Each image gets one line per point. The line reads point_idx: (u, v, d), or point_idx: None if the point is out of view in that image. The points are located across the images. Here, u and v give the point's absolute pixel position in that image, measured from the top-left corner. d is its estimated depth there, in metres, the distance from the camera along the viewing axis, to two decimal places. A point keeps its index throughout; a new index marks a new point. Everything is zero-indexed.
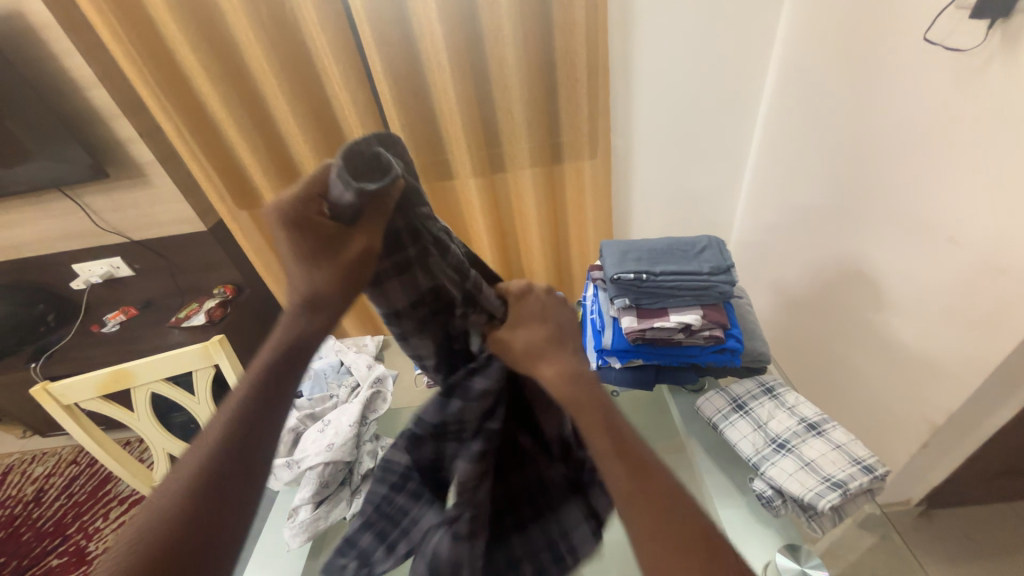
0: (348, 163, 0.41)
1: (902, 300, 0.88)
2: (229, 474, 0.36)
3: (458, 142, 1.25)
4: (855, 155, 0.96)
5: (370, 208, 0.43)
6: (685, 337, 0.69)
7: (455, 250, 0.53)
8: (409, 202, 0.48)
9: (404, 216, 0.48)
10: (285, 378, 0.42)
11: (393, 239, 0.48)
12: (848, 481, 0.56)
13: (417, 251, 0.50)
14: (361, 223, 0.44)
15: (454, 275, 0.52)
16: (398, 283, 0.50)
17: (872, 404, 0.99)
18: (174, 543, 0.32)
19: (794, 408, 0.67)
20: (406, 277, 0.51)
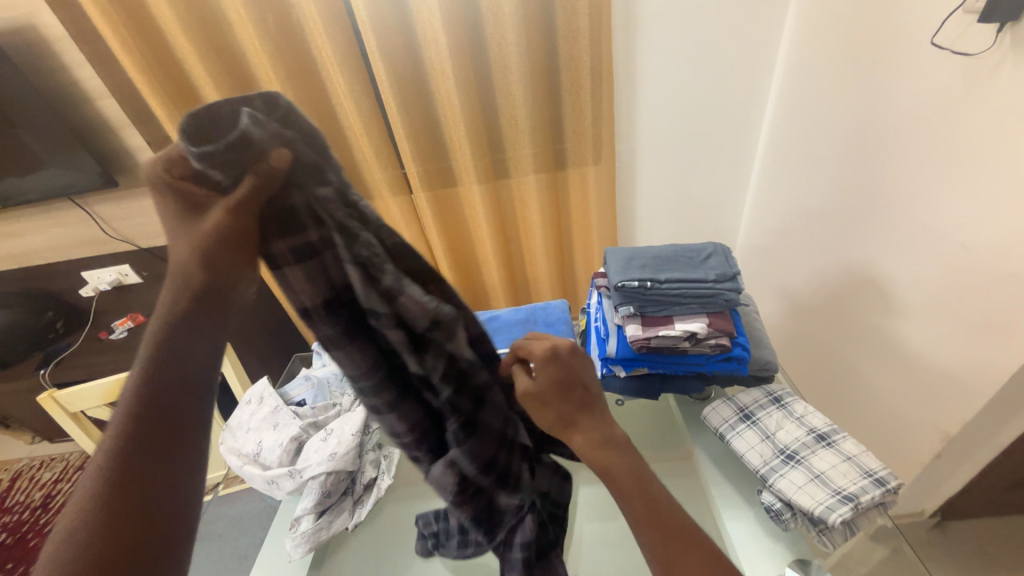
0: (192, 136, 0.37)
1: (914, 307, 0.87)
2: (151, 455, 0.36)
3: (462, 149, 1.25)
4: (862, 160, 0.95)
5: (250, 176, 0.37)
6: (690, 346, 0.68)
7: (365, 237, 0.42)
8: (305, 179, 0.40)
9: (295, 194, 0.40)
10: (186, 355, 0.39)
11: (282, 219, 0.40)
12: (860, 494, 0.55)
13: (314, 238, 0.41)
14: (229, 194, 0.38)
15: (359, 270, 0.41)
16: (299, 269, 0.41)
17: (884, 413, 0.97)
18: (110, 520, 0.33)
19: (803, 418, 0.66)
20: (308, 264, 0.41)
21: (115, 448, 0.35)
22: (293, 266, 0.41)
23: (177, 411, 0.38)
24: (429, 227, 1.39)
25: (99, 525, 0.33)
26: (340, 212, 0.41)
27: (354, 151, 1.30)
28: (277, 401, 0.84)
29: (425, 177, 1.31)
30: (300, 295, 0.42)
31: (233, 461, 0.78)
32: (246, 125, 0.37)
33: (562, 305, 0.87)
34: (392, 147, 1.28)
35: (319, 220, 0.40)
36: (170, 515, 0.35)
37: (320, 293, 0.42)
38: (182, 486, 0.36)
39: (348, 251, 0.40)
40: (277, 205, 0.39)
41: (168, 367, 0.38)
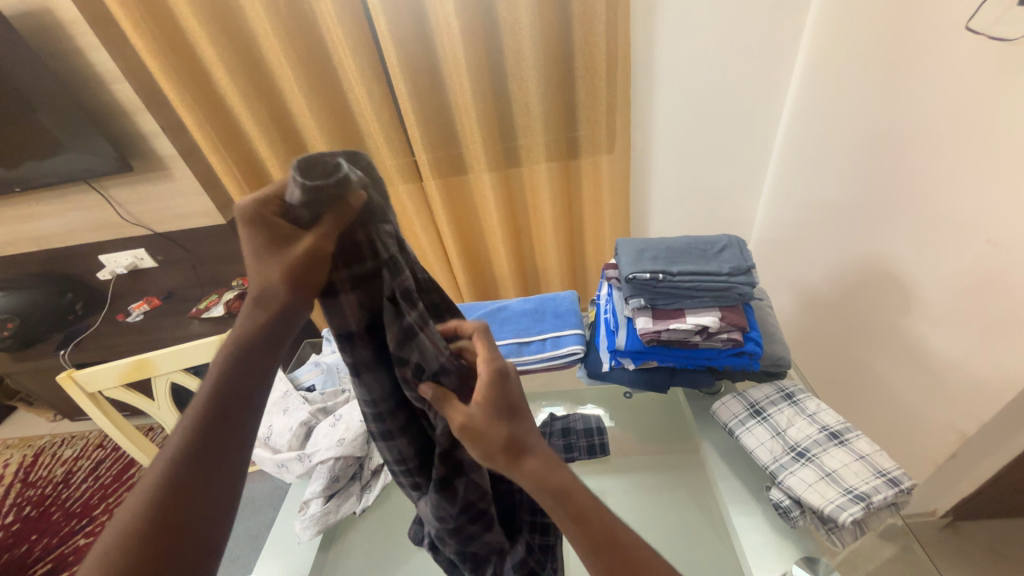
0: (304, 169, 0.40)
1: (934, 303, 0.84)
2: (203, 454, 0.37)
3: (473, 136, 1.24)
4: (886, 151, 0.92)
5: (331, 212, 0.41)
6: (701, 340, 0.67)
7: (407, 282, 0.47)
8: (373, 218, 0.44)
9: (362, 231, 0.43)
10: (253, 365, 0.41)
11: (353, 247, 0.43)
12: (872, 494, 0.54)
13: (376, 280, 0.45)
14: (315, 226, 0.41)
15: (391, 307, 0.46)
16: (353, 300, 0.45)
17: (898, 411, 0.95)
18: (163, 520, 0.34)
19: (815, 415, 0.64)
20: (362, 300, 0.45)
21: (181, 442, 0.36)
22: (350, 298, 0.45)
23: (235, 420, 0.39)
24: (439, 215, 1.38)
25: (157, 518, 0.33)
26: (392, 246, 0.47)
27: (364, 137, 1.29)
28: (287, 386, 0.85)
29: (436, 164, 1.30)
30: (346, 319, 0.45)
31: None
32: (344, 171, 0.41)
33: (571, 296, 0.86)
34: (403, 134, 1.27)
35: (378, 253, 0.45)
36: (214, 520, 0.35)
37: (360, 321, 0.46)
38: (235, 484, 0.37)
39: (397, 295, 0.46)
40: (350, 237, 0.43)
41: (236, 370, 0.40)
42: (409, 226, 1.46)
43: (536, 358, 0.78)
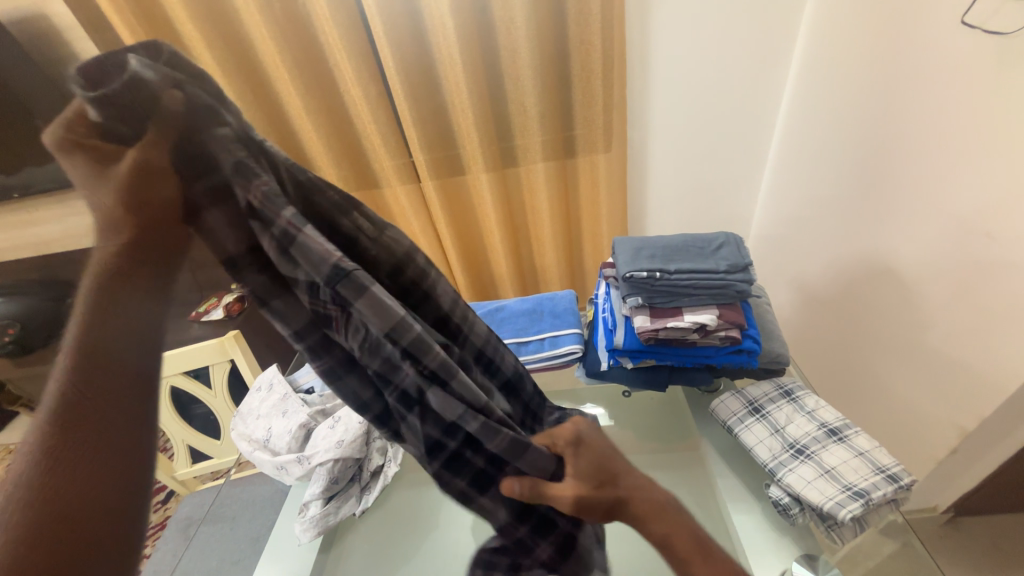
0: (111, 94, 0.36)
1: (933, 299, 0.84)
2: (78, 441, 0.34)
3: (470, 136, 1.24)
4: (883, 146, 0.92)
5: (149, 120, 0.37)
6: (699, 338, 0.67)
7: (250, 178, 0.38)
8: (206, 126, 0.38)
9: (196, 139, 0.38)
10: (104, 336, 0.37)
11: (211, 181, 0.38)
12: (871, 490, 0.54)
13: (232, 201, 0.38)
14: (138, 137, 0.37)
15: (256, 221, 0.38)
16: (234, 240, 0.39)
17: (900, 409, 0.94)
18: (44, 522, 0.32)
19: (814, 412, 0.64)
20: (239, 238, 0.39)
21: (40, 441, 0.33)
22: (230, 243, 0.39)
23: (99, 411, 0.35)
24: (437, 216, 1.38)
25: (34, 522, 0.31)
26: (240, 151, 0.38)
27: (361, 139, 1.29)
28: (286, 388, 0.84)
29: (433, 165, 1.30)
30: (223, 241, 0.39)
31: (244, 446, 0.79)
32: (136, 71, 0.36)
33: (569, 295, 0.86)
34: (401, 135, 1.27)
35: (219, 160, 0.38)
36: (125, 501, 0.34)
37: (260, 274, 0.40)
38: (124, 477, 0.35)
39: (255, 205, 0.37)
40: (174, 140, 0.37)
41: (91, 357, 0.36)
42: (408, 227, 1.46)
43: (534, 358, 0.78)
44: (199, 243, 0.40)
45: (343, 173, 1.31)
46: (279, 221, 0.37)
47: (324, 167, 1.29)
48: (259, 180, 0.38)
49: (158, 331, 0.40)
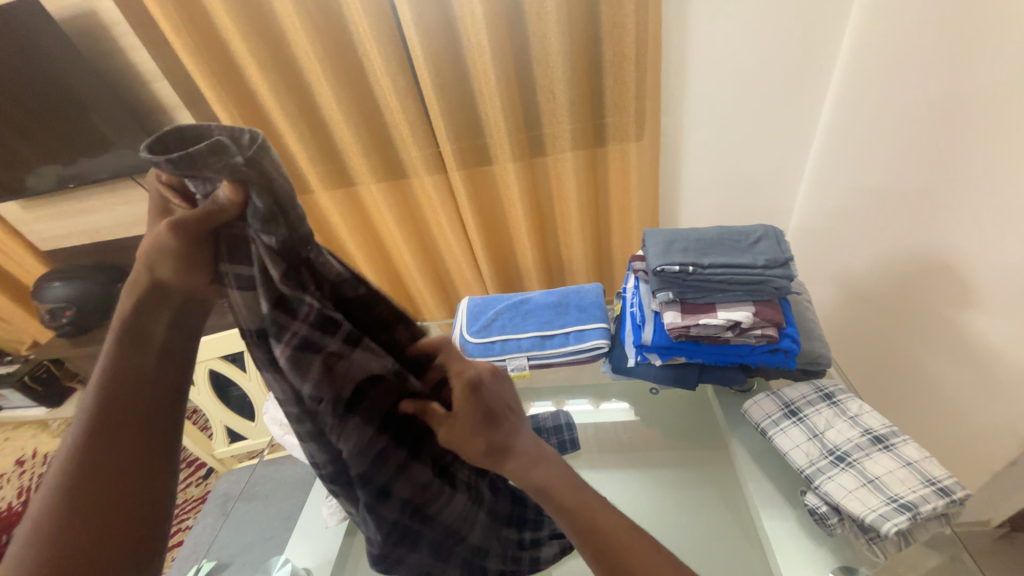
0: (173, 151, 0.37)
1: (994, 299, 0.78)
2: (114, 436, 0.37)
3: (497, 126, 1.23)
4: (944, 132, 0.85)
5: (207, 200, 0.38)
6: (733, 336, 0.64)
7: (263, 238, 0.39)
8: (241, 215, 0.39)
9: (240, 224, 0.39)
10: (137, 339, 0.39)
11: (228, 240, 0.40)
12: (919, 504, 0.50)
13: (243, 260, 0.40)
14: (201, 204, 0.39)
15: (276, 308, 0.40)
16: (240, 304, 0.42)
17: (953, 415, 0.88)
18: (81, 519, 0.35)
19: (858, 418, 0.60)
20: (247, 303, 0.41)
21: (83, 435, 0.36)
22: (240, 311, 0.42)
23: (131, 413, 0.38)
24: (463, 206, 1.38)
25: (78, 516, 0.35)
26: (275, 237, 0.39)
27: (390, 130, 1.30)
28: None
29: (460, 155, 1.30)
30: (250, 315, 0.42)
31: (275, 431, 0.79)
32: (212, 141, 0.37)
33: (596, 289, 0.84)
34: (429, 126, 1.27)
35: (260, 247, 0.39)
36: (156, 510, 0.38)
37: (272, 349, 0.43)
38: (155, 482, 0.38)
39: (276, 281, 0.40)
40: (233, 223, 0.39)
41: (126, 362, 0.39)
42: (435, 219, 1.47)
43: (559, 352, 0.77)
44: (210, 288, 0.42)
45: (372, 163, 1.32)
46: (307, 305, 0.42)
47: (354, 158, 1.31)
48: (274, 240, 0.39)
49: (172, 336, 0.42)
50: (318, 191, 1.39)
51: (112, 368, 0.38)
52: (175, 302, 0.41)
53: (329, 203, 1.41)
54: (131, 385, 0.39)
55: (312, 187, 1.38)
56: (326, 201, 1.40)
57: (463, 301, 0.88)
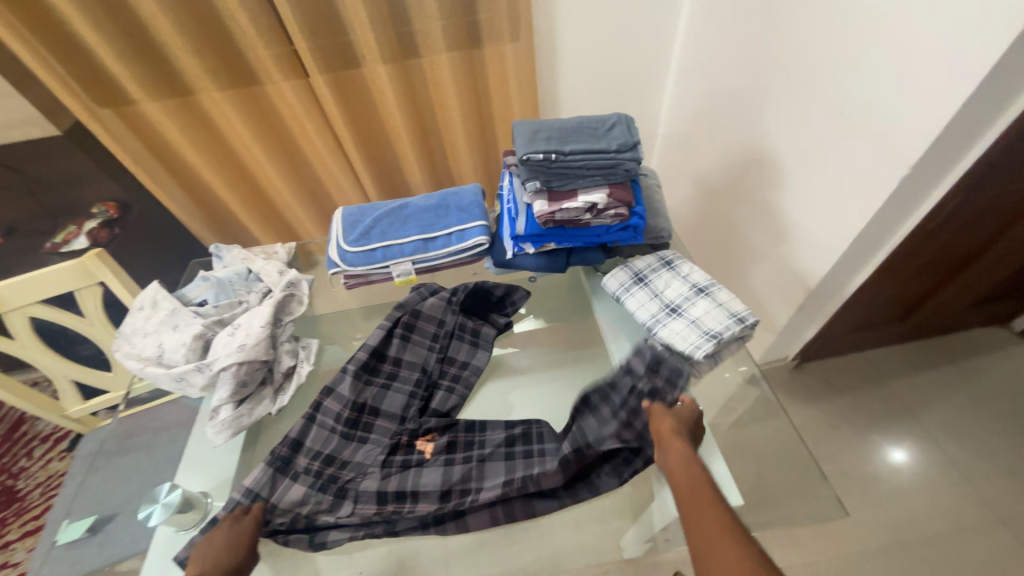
0: None
1: (793, 180, 0.96)
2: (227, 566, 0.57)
3: (359, 21, 1.09)
4: (770, 29, 0.94)
5: None
6: (592, 218, 0.70)
7: None
8: None
9: None
10: (216, 548, 0.57)
11: None
12: (723, 332, 0.63)
13: None
14: None
15: (279, 475, 0.66)
16: (285, 496, 0.65)
17: (765, 277, 1.15)
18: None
19: (687, 276, 0.72)
20: (297, 493, 0.66)
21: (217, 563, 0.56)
22: (254, 486, 0.64)
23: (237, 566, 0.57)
24: (332, 116, 1.25)
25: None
26: None
27: (223, 20, 1.07)
28: (174, 303, 0.74)
29: (321, 56, 1.15)
30: (272, 477, 0.65)
31: (133, 366, 0.69)
32: None
33: (474, 189, 0.85)
34: (275, 16, 1.08)
35: (247, 495, 0.63)
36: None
37: (287, 449, 0.68)
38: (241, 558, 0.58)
39: (262, 493, 0.64)
40: None
41: (213, 554, 0.57)
42: (303, 132, 1.31)
43: (442, 252, 0.79)
44: None
45: (208, 64, 1.11)
46: (275, 510, 0.64)
47: (182, 57, 1.08)
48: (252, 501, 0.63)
49: (222, 533, 0.59)
50: (143, 101, 1.13)
51: (219, 553, 0.57)
52: (227, 534, 0.59)
53: (161, 116, 1.16)
54: (220, 551, 0.57)
55: (133, 95, 1.12)
56: (156, 113, 1.15)
57: (338, 211, 0.83)
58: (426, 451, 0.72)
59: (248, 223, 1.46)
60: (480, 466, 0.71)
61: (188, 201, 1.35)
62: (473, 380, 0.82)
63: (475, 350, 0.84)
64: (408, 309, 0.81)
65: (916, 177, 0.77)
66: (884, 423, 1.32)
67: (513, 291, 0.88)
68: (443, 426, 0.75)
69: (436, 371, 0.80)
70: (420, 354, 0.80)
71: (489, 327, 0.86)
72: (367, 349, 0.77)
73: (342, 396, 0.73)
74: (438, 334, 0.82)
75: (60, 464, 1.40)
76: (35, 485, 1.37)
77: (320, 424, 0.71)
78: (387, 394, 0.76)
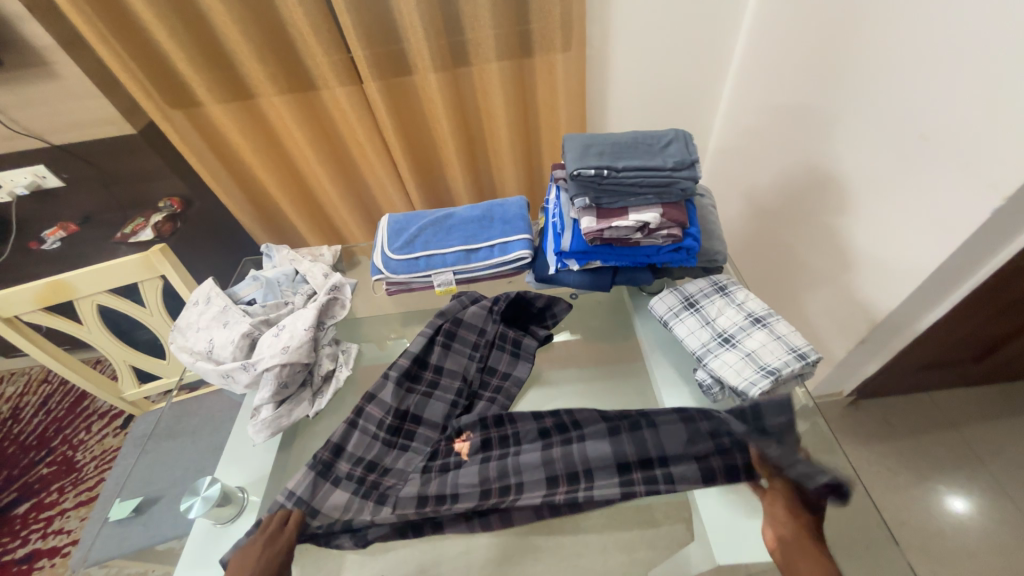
0: None
1: (862, 204, 0.89)
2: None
3: (414, 31, 1.11)
4: (843, 44, 0.88)
5: None
6: (642, 237, 0.67)
7: None
8: None
9: None
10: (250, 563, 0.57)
11: None
12: (782, 368, 0.59)
13: None
14: None
15: (323, 477, 0.67)
16: (328, 501, 0.66)
17: (822, 306, 1.07)
18: None
19: (742, 304, 0.68)
20: (341, 498, 0.66)
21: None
22: (297, 489, 0.65)
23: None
24: (382, 122, 1.27)
25: None
26: None
27: (287, 29, 1.12)
28: (225, 300, 0.76)
29: (375, 63, 1.17)
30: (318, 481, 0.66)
31: (185, 359, 0.72)
32: None
33: (520, 201, 0.83)
34: (335, 25, 1.12)
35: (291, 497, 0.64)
36: None
37: (330, 452, 0.69)
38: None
39: (305, 494, 0.65)
40: None
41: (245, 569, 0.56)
42: (353, 136, 1.35)
43: (484, 264, 0.78)
44: None
45: (270, 70, 1.15)
46: (319, 512, 0.65)
47: (247, 64, 1.13)
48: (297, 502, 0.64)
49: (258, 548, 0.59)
50: (209, 104, 1.19)
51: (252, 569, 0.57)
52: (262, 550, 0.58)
53: (224, 118, 1.22)
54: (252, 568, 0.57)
55: (201, 98, 1.18)
56: (220, 115, 1.21)
57: (384, 218, 0.83)
58: (463, 452, 0.70)
59: (296, 222, 1.52)
60: (517, 460, 0.67)
61: (244, 200, 1.42)
62: (514, 392, 0.79)
63: (516, 361, 0.81)
64: (452, 317, 0.81)
65: (1013, 208, 0.69)
66: (953, 474, 1.19)
67: (557, 304, 0.86)
68: (477, 422, 0.72)
69: (476, 380, 0.79)
70: (461, 363, 0.79)
71: (530, 339, 0.84)
72: (409, 355, 0.78)
73: (383, 403, 0.74)
74: (478, 343, 0.81)
75: (114, 440, 1.49)
76: (91, 458, 1.46)
77: (362, 429, 0.72)
78: (428, 402, 0.76)
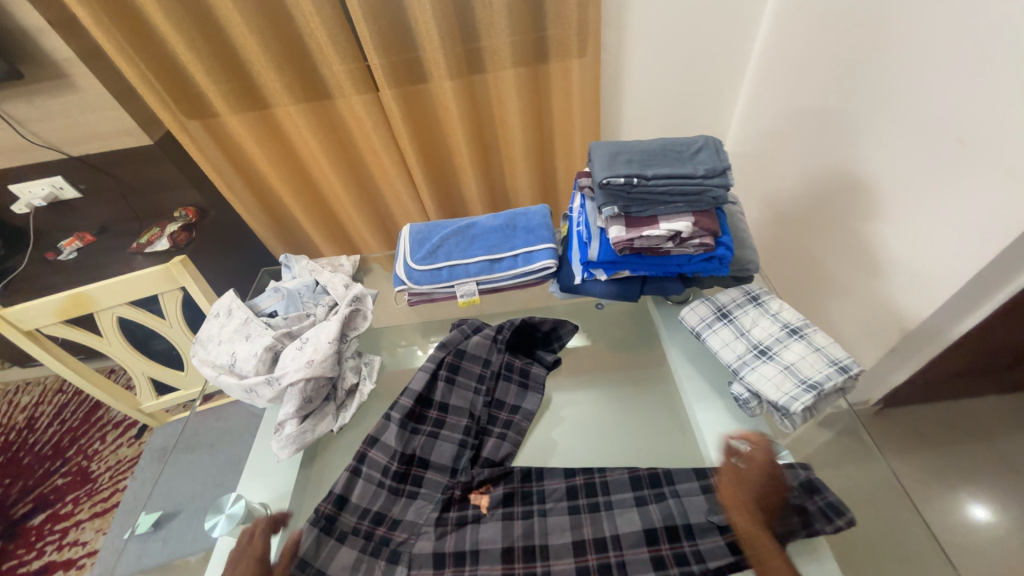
0: None
1: (892, 210, 0.87)
2: None
3: (430, 39, 1.10)
4: (871, 46, 0.86)
5: None
6: (673, 246, 0.66)
7: None
8: None
9: None
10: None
11: None
12: (824, 382, 0.56)
13: None
14: None
15: (328, 536, 0.64)
16: (334, 561, 0.63)
17: (847, 313, 1.05)
18: None
19: (777, 314, 0.66)
20: (347, 558, 0.63)
21: None
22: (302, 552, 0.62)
23: None
24: (397, 130, 1.27)
25: None
26: None
27: (304, 39, 1.12)
28: (248, 313, 0.76)
29: (391, 72, 1.17)
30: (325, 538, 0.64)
31: (207, 372, 0.71)
32: None
33: (543, 210, 0.82)
34: (351, 34, 1.12)
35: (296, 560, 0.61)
36: None
37: (332, 508, 0.66)
38: None
39: (311, 557, 0.62)
40: None
41: None
42: (368, 144, 1.35)
43: (508, 274, 0.76)
44: None
45: (286, 81, 1.15)
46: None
47: (264, 74, 1.13)
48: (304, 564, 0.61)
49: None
50: (225, 115, 1.19)
51: None
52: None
53: (240, 129, 1.22)
54: None
55: (218, 109, 1.18)
56: (236, 126, 1.21)
57: (406, 228, 0.83)
58: (481, 506, 0.69)
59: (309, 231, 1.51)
60: (542, 521, 0.67)
61: (258, 209, 1.41)
62: (525, 426, 0.79)
63: (524, 394, 0.81)
64: (456, 351, 0.80)
65: None
66: (986, 486, 1.15)
67: (563, 329, 0.86)
68: (499, 476, 0.71)
69: (484, 416, 0.77)
70: (467, 399, 0.78)
71: (538, 369, 0.83)
72: (413, 394, 0.75)
73: (386, 446, 0.71)
74: (483, 375, 0.80)
75: (128, 450, 1.49)
76: (105, 468, 1.46)
77: (367, 478, 0.69)
78: (435, 443, 0.74)
